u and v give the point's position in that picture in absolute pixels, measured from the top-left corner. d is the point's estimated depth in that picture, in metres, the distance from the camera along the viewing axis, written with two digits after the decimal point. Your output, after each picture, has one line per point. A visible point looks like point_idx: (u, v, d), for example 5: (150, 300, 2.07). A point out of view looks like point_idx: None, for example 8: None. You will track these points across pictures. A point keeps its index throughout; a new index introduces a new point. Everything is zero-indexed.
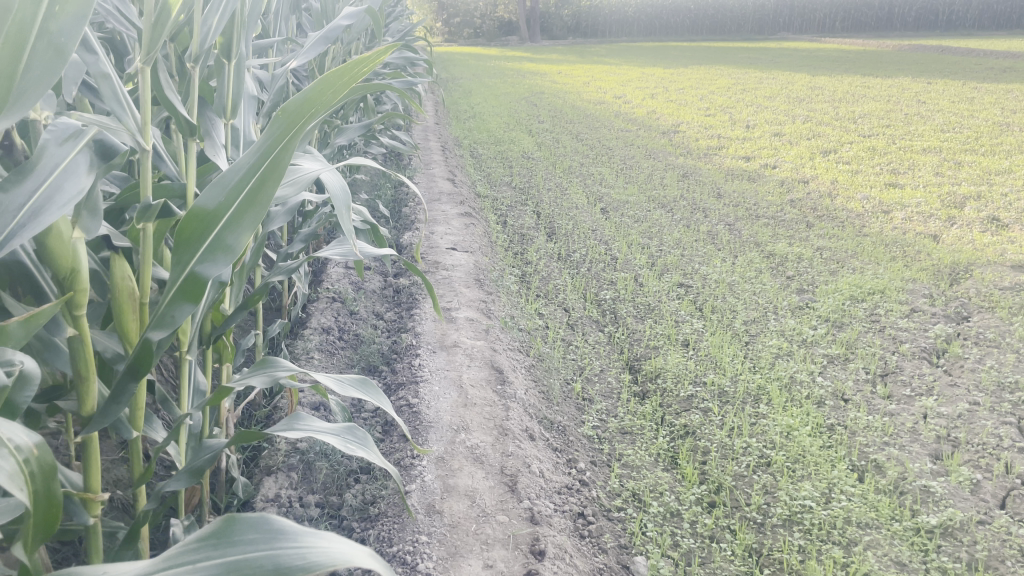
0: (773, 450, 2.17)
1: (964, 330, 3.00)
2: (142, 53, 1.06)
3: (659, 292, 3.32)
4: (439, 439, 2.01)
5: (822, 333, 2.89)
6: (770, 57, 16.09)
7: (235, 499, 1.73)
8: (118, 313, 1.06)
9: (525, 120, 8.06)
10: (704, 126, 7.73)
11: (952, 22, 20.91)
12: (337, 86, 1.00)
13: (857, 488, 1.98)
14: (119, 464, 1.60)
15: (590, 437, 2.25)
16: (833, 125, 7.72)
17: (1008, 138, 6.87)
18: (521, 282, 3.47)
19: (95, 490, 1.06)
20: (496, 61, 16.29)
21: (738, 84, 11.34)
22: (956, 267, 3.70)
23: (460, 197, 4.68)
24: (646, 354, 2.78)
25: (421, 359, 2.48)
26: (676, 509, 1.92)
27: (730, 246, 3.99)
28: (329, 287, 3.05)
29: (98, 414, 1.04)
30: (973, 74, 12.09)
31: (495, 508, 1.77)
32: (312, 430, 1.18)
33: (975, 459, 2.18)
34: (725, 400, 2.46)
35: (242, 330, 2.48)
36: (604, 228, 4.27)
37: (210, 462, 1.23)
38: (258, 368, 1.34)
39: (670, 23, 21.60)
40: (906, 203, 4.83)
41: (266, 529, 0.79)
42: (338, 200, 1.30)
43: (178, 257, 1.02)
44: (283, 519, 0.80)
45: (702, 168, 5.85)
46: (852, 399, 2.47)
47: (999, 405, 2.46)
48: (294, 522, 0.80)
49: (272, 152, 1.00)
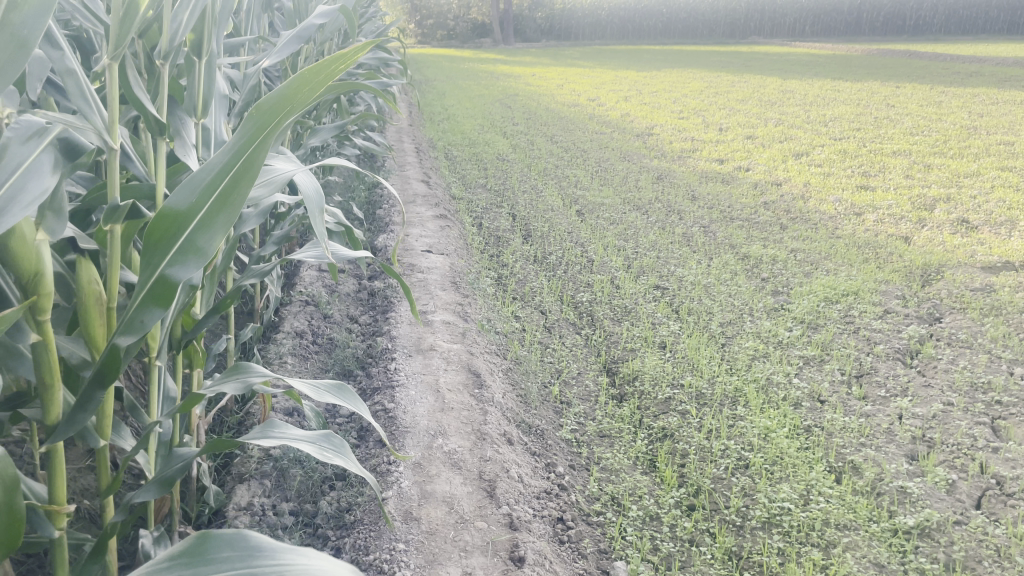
0: (751, 452, 2.17)
1: (936, 331, 3.02)
2: (111, 49, 1.03)
3: (636, 295, 3.32)
4: (416, 444, 1.98)
5: (797, 335, 2.90)
6: (742, 61, 16.19)
7: (208, 508, 1.70)
8: (84, 318, 1.03)
9: (499, 122, 8.04)
10: (678, 129, 7.75)
11: (918, 28, 21.29)
12: (315, 84, 0.98)
13: (835, 490, 1.98)
14: (85, 473, 1.56)
15: (568, 440, 2.24)
16: (804, 128, 7.78)
17: (974, 141, 6.97)
18: (497, 284, 3.45)
19: (62, 502, 1.03)
20: (469, 63, 16.28)
21: (711, 88, 11.40)
22: (927, 268, 3.74)
23: (435, 200, 4.65)
24: (623, 356, 2.77)
25: (397, 363, 2.45)
26: (655, 513, 1.91)
27: (706, 248, 4.00)
28: (303, 290, 3.01)
29: (64, 423, 1.01)
30: (941, 78, 12.27)
31: (474, 514, 1.74)
32: (288, 437, 1.14)
33: (951, 459, 2.19)
34: (702, 402, 2.46)
35: (214, 334, 2.44)
36: (580, 231, 4.26)
37: (181, 472, 1.19)
38: (230, 375, 1.30)
39: (642, 27, 21.69)
40: (877, 206, 4.87)
41: (242, 547, 0.83)
42: (313, 202, 1.26)
43: (147, 259, 0.99)
44: (259, 537, 0.84)
45: (676, 171, 5.88)
46: (828, 400, 2.48)
47: (972, 405, 2.47)
48: (269, 540, 0.84)
49: (245, 152, 0.97)
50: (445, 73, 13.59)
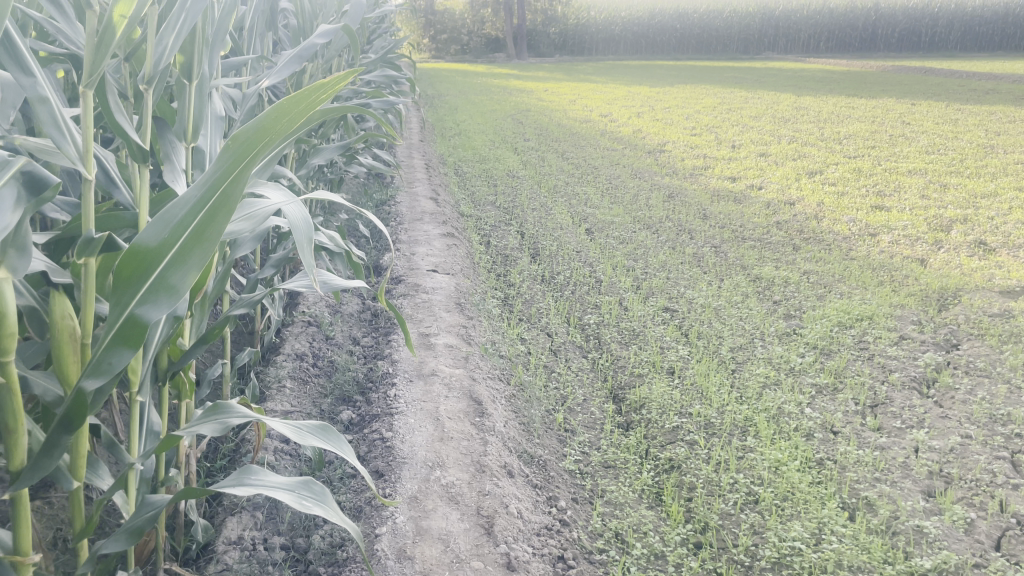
0: (761, 488, 2.09)
1: (954, 359, 2.93)
2: (84, 75, 0.97)
3: (644, 317, 3.25)
4: (412, 476, 1.93)
5: (810, 362, 2.82)
6: (756, 77, 16.12)
7: (195, 542, 1.63)
8: (56, 355, 0.98)
9: (510, 138, 8.02)
10: (690, 145, 7.70)
11: (934, 43, 21.19)
12: (294, 114, 0.95)
13: (847, 529, 1.90)
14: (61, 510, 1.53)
15: (572, 471, 2.17)
16: (818, 146, 7.70)
17: (992, 160, 6.87)
18: (504, 305, 3.39)
19: (27, 552, 0.99)
20: (483, 77, 16.35)
21: (725, 104, 11.34)
22: (944, 292, 3.66)
23: (442, 217, 4.60)
24: (630, 382, 2.70)
25: (396, 389, 2.39)
26: (661, 551, 1.83)
27: (716, 269, 3.92)
28: (305, 310, 2.97)
29: (27, 469, 0.96)
30: (956, 95, 12.15)
31: (470, 553, 1.68)
32: (265, 485, 1.14)
33: (969, 497, 2.10)
34: (711, 432, 2.38)
35: (211, 356, 2.39)
36: (589, 250, 4.20)
37: (151, 520, 1.16)
38: (209, 415, 1.25)
39: (657, 42, 21.68)
40: (893, 226, 4.79)
41: None
42: (299, 231, 1.19)
43: (117, 298, 0.94)
44: None
45: (688, 189, 5.81)
46: (841, 432, 2.40)
47: (991, 438, 2.39)
48: None
49: (221, 185, 0.94)
50: (457, 88, 13.62)
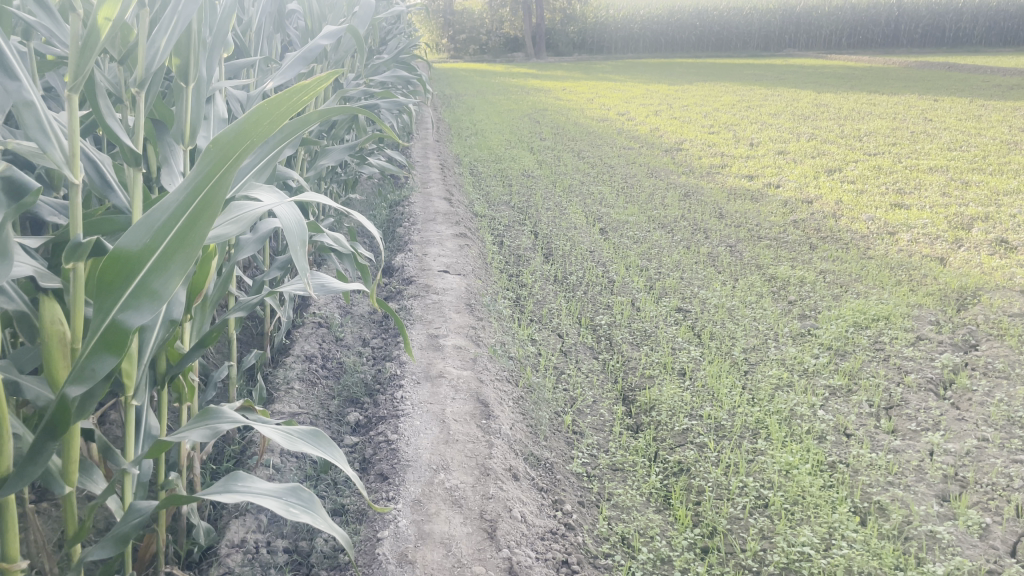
0: (771, 491, 2.06)
1: (972, 360, 2.88)
2: (69, 78, 0.96)
3: (656, 318, 3.22)
4: (416, 479, 1.92)
5: (823, 363, 2.78)
6: (776, 74, 15.98)
7: (197, 546, 1.61)
8: (45, 359, 0.98)
9: (527, 137, 8.02)
10: (707, 144, 7.64)
11: (959, 39, 20.69)
12: (274, 117, 0.96)
13: (858, 534, 1.86)
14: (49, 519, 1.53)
15: (579, 474, 2.15)
16: (838, 143, 7.61)
17: (1016, 156, 6.75)
18: (515, 306, 3.37)
19: (13, 558, 0.99)
20: (499, 77, 16.42)
21: (743, 101, 11.29)
22: (963, 292, 3.60)
23: (456, 217, 4.60)
24: (641, 384, 2.67)
25: (404, 391, 2.38)
26: (667, 556, 1.80)
27: (731, 269, 3.89)
28: (316, 311, 2.96)
29: (14, 475, 0.95)
30: (980, 91, 11.93)
31: (472, 558, 1.66)
32: (252, 493, 1.15)
33: (984, 502, 2.06)
34: (721, 434, 2.34)
35: (219, 357, 2.39)
36: (603, 250, 4.17)
37: (137, 528, 1.18)
38: (198, 421, 1.25)
39: (676, 40, 21.56)
40: (912, 224, 4.72)
41: None
42: (292, 233, 1.18)
43: (99, 303, 0.94)
44: None
45: (704, 187, 5.77)
46: (855, 434, 2.36)
47: (1009, 441, 2.34)
48: None
49: (204, 189, 0.94)
50: (476, 88, 13.66)
